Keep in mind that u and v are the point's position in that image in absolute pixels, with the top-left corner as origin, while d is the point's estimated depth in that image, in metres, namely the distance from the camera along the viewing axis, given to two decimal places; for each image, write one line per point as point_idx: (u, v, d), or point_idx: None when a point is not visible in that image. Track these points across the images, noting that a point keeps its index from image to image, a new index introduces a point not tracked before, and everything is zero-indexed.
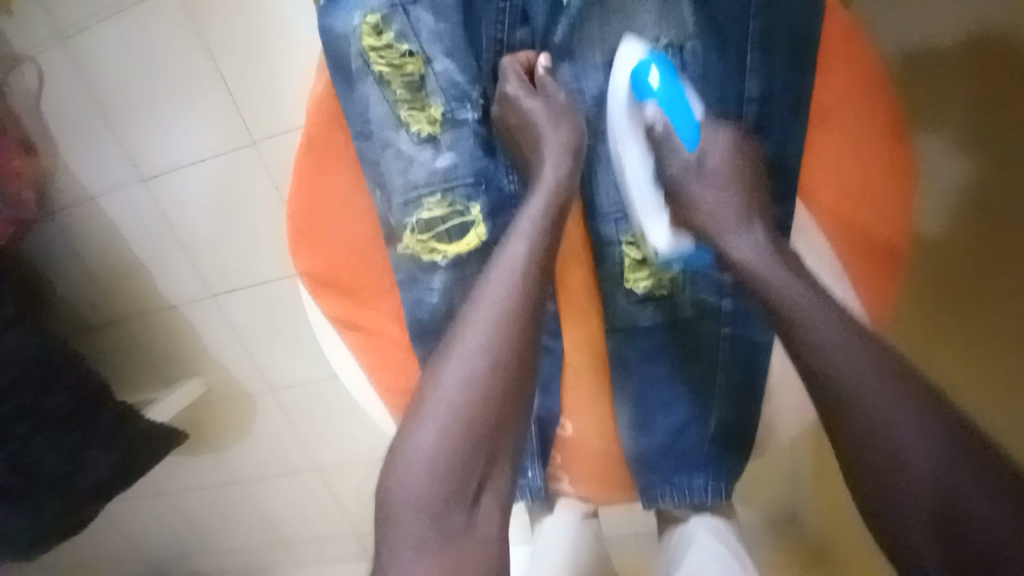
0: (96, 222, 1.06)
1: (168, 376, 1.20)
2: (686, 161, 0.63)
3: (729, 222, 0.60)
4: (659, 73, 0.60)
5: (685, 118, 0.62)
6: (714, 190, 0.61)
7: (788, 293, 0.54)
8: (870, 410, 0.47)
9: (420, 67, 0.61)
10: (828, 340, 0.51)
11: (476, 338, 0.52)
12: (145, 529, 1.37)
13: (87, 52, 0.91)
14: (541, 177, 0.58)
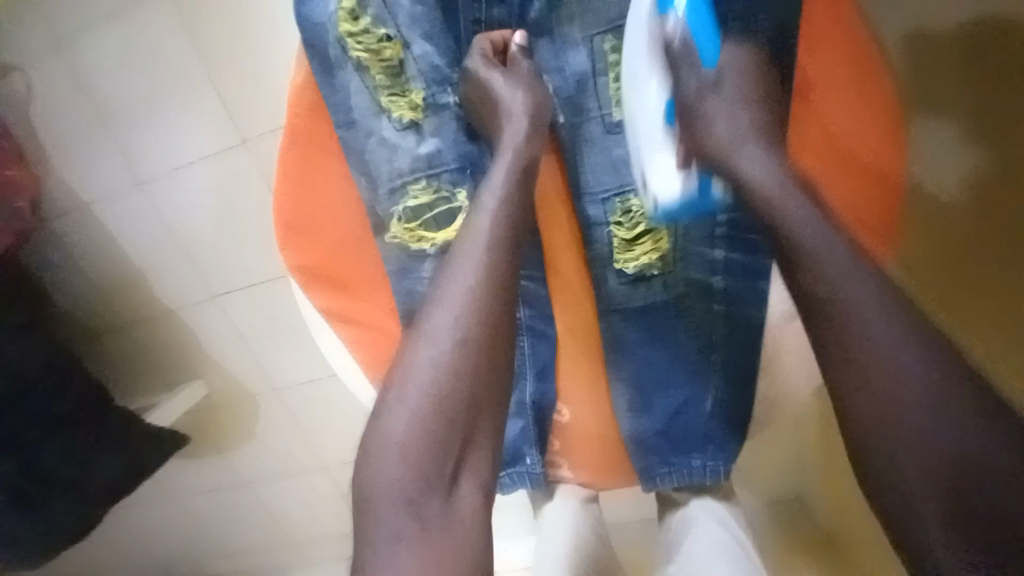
0: (90, 228, 1.06)
1: (170, 379, 1.20)
2: (703, 78, 0.59)
3: (744, 138, 0.56)
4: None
5: (706, 25, 0.59)
6: (727, 110, 0.57)
7: (799, 232, 0.50)
8: (869, 334, 0.45)
9: (399, 51, 0.61)
10: (825, 256, 0.48)
11: (448, 316, 0.51)
12: (155, 534, 1.38)
13: (72, 55, 0.91)
14: (501, 143, 0.58)
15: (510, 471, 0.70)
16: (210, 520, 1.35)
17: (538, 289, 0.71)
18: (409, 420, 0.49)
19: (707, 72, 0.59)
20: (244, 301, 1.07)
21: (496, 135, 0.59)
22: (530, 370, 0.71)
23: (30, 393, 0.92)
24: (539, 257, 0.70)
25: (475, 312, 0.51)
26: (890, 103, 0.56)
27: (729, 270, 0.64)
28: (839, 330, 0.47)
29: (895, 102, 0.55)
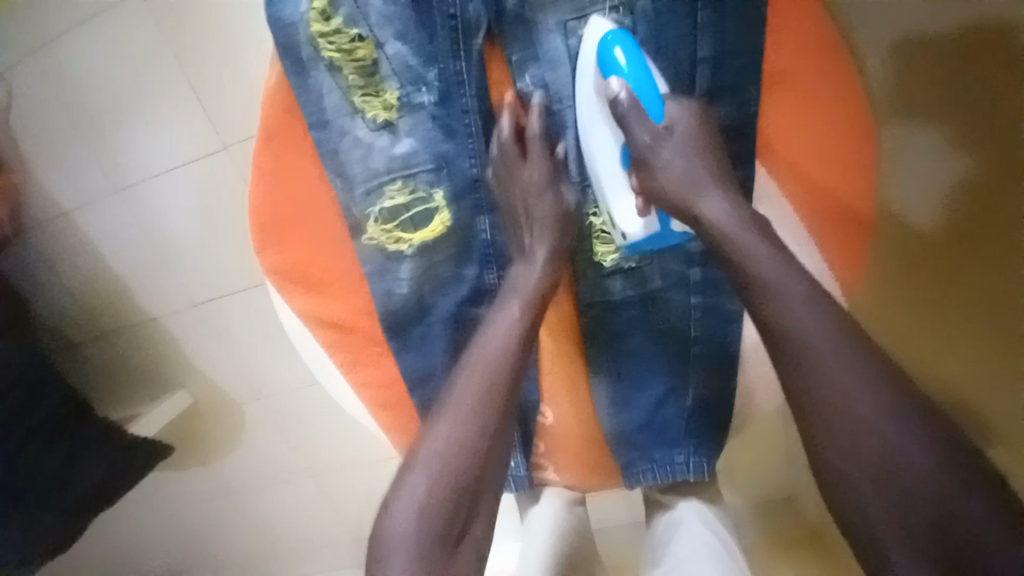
0: (70, 237, 1.05)
1: (153, 389, 1.18)
2: (654, 133, 0.57)
3: (702, 184, 0.56)
4: (615, 38, 0.58)
5: (645, 80, 0.58)
6: (682, 161, 0.57)
7: (769, 283, 0.52)
8: (843, 394, 0.48)
9: (371, 51, 0.60)
10: (796, 310, 0.51)
11: (479, 367, 0.55)
12: (140, 548, 1.35)
13: (49, 62, 0.91)
14: (534, 220, 0.61)
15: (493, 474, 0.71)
16: (197, 532, 1.33)
17: None
18: (427, 486, 0.51)
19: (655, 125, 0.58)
20: (229, 310, 1.06)
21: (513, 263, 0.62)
22: None
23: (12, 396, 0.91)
24: None
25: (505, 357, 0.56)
26: (859, 113, 0.61)
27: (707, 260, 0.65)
28: (815, 388, 0.49)
29: (864, 111, 0.61)
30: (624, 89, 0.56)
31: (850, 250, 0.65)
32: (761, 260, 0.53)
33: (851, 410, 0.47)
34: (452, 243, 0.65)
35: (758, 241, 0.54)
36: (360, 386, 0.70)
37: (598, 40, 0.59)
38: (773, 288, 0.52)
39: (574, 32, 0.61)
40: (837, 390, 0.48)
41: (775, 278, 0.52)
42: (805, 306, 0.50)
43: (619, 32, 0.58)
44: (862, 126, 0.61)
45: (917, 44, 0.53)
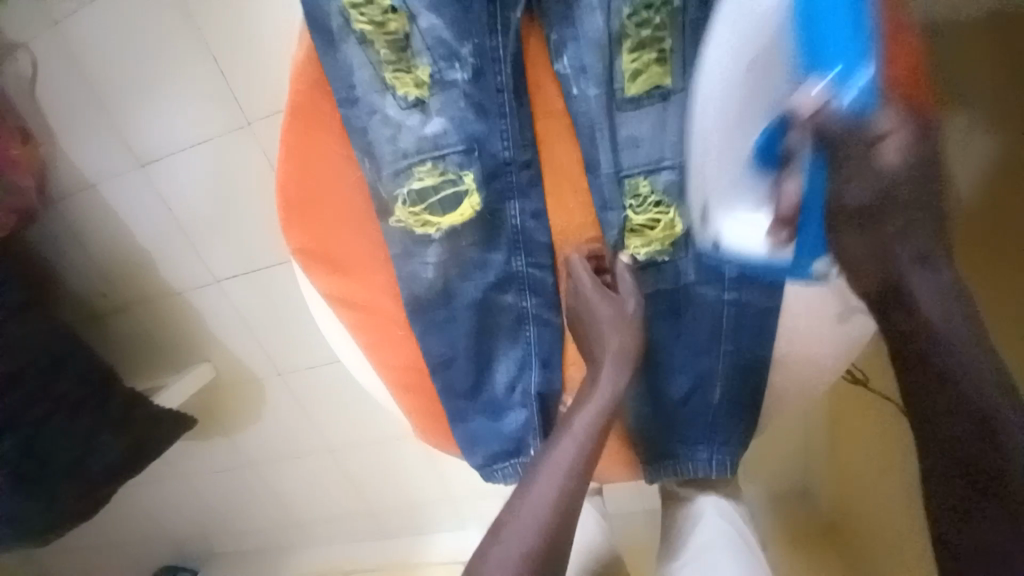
0: (95, 210, 1.06)
1: (176, 362, 1.21)
2: (875, 172, 0.48)
3: (928, 257, 0.48)
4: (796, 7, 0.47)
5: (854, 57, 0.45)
6: (904, 232, 0.48)
7: (937, 344, 0.47)
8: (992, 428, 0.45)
9: (404, 24, 0.58)
10: (953, 338, 0.47)
11: (572, 442, 0.59)
12: (162, 512, 1.40)
13: (71, 31, 0.89)
14: (613, 323, 0.63)
15: (513, 462, 0.70)
16: (216, 500, 1.37)
17: (544, 277, 0.67)
18: (525, 545, 0.54)
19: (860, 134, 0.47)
20: (250, 287, 1.06)
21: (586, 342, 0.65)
22: (536, 360, 0.69)
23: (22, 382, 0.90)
24: (548, 244, 0.66)
25: (592, 429, 0.60)
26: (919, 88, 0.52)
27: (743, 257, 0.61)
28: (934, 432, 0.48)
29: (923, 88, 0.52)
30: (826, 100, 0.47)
31: None
32: (928, 294, 0.48)
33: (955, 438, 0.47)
34: (479, 229, 0.64)
35: (936, 276, 0.48)
36: (383, 368, 0.70)
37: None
38: (931, 319, 0.48)
39: (617, 13, 0.56)
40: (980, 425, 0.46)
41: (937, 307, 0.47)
42: (961, 332, 0.47)
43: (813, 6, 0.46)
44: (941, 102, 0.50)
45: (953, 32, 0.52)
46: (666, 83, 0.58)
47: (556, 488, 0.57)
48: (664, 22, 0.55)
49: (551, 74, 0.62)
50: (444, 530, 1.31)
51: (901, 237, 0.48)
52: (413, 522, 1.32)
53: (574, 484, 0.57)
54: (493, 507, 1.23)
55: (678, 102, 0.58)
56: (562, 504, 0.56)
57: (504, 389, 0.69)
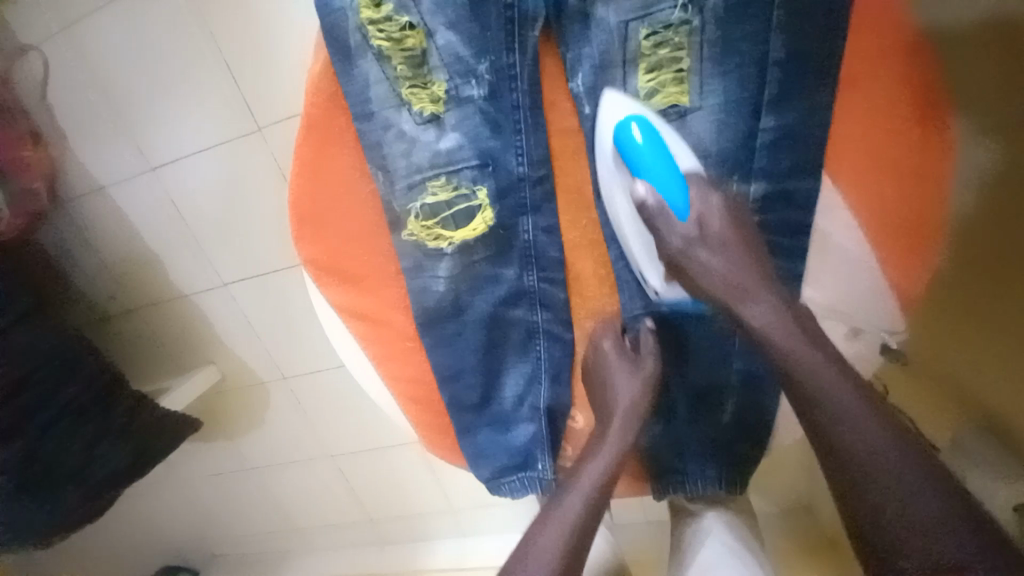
0: (104, 212, 1.06)
1: (182, 364, 1.21)
2: (686, 231, 0.56)
3: (747, 287, 0.55)
4: (643, 129, 0.56)
5: (671, 175, 0.56)
6: (723, 262, 0.55)
7: (804, 369, 0.51)
8: (876, 449, 0.47)
9: (421, 41, 0.58)
10: (836, 389, 0.50)
11: (581, 492, 0.58)
12: (163, 514, 1.40)
13: (88, 37, 0.90)
14: (629, 370, 0.62)
15: (520, 476, 0.69)
16: (217, 502, 1.37)
17: (555, 292, 0.67)
18: None
19: (683, 226, 0.56)
20: (257, 291, 1.06)
21: (598, 391, 0.64)
22: (545, 374, 0.69)
23: (27, 389, 0.89)
24: (560, 260, 0.66)
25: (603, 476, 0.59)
26: (930, 102, 0.53)
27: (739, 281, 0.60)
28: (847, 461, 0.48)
29: (934, 99, 0.52)
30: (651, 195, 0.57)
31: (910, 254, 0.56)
32: (755, 314, 0.54)
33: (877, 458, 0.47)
34: (491, 243, 0.64)
35: (767, 299, 0.54)
36: (390, 380, 0.70)
37: (616, 119, 0.58)
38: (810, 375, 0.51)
39: (634, 35, 0.56)
40: (879, 466, 0.47)
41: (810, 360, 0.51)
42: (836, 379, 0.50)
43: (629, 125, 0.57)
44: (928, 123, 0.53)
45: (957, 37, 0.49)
46: (682, 101, 0.57)
47: (564, 535, 0.55)
48: (681, 42, 0.55)
49: (566, 92, 0.61)
50: (446, 538, 1.30)
51: (742, 271, 0.55)
52: (413, 529, 1.31)
53: (581, 533, 0.56)
54: (495, 515, 1.22)
55: (694, 122, 0.58)
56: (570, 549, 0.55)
57: (512, 403, 0.69)
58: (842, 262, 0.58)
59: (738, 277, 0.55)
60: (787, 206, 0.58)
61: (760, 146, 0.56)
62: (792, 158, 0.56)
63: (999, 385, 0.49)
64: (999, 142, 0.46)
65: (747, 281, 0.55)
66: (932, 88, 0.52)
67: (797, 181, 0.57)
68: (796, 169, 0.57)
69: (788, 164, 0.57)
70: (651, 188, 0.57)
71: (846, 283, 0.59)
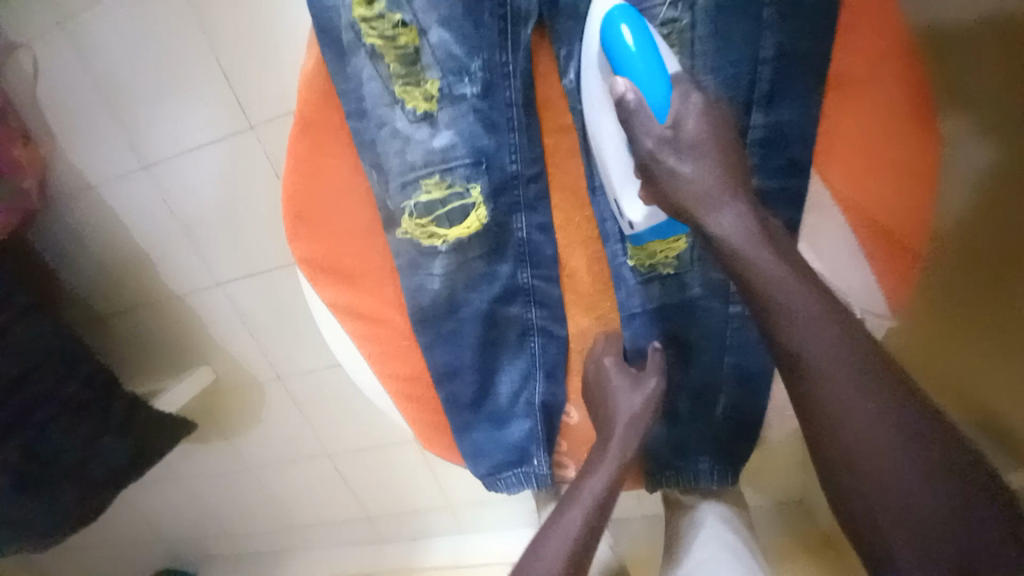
0: (96, 211, 1.05)
1: (176, 364, 1.20)
2: (660, 130, 0.52)
3: (716, 195, 0.51)
4: (633, 34, 0.53)
5: (655, 76, 0.53)
6: (695, 167, 0.52)
7: (788, 312, 0.49)
8: (853, 396, 0.47)
9: (414, 39, 0.58)
10: (836, 373, 0.47)
11: (581, 507, 0.57)
12: (159, 514, 1.40)
13: (79, 35, 0.89)
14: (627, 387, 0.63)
15: (516, 471, 0.71)
16: (213, 503, 1.37)
17: (550, 289, 0.67)
18: None
19: (659, 124, 0.53)
20: (252, 290, 1.06)
21: (600, 408, 0.64)
22: (540, 370, 0.69)
23: (25, 386, 0.90)
24: (555, 257, 0.66)
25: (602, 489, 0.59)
26: (921, 111, 0.53)
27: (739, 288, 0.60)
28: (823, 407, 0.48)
29: (926, 109, 0.53)
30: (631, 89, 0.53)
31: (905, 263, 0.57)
32: (723, 224, 0.51)
33: (857, 408, 0.46)
34: (486, 241, 0.64)
35: (737, 211, 0.51)
36: (386, 378, 0.70)
37: (605, 17, 0.55)
38: (810, 362, 0.48)
39: None
40: (878, 459, 0.46)
41: (811, 343, 0.48)
42: (839, 369, 0.47)
43: (623, 19, 0.54)
44: (922, 129, 0.53)
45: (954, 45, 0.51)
46: None
47: (566, 546, 0.55)
48: (672, 41, 0.56)
49: (559, 89, 0.62)
50: (442, 536, 1.30)
51: (712, 176, 0.51)
52: (410, 527, 1.32)
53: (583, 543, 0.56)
54: (492, 512, 1.23)
55: None
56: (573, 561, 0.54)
57: (507, 400, 0.70)
58: (837, 261, 0.58)
59: (713, 187, 0.51)
60: (780, 203, 0.58)
61: (751, 143, 0.57)
62: (785, 156, 0.57)
63: (998, 384, 0.53)
64: (997, 147, 0.49)
65: (720, 193, 0.51)
66: (925, 98, 0.53)
67: (791, 178, 0.57)
68: (788, 167, 0.57)
69: (779, 161, 0.57)
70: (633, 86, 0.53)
71: (842, 280, 0.58)
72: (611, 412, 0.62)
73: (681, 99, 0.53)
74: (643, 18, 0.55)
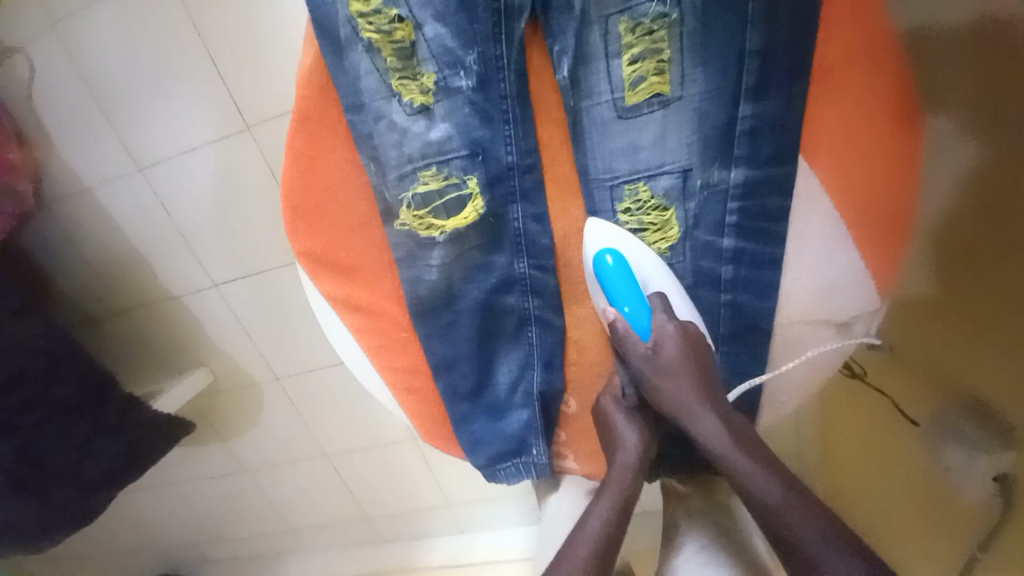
0: (93, 214, 1.06)
1: (174, 366, 1.21)
2: (644, 350, 0.58)
3: (691, 407, 0.55)
4: (616, 257, 0.61)
5: (638, 302, 0.60)
6: (674, 380, 0.57)
7: (717, 454, 0.52)
8: (786, 521, 0.47)
9: (410, 33, 0.59)
10: (786, 510, 0.48)
11: (595, 524, 0.57)
12: (157, 518, 1.40)
13: (75, 38, 0.90)
14: (616, 421, 0.63)
15: (515, 462, 0.71)
16: (211, 506, 1.37)
17: (546, 279, 0.68)
18: None
19: (643, 344, 0.59)
20: (249, 291, 1.07)
21: (606, 439, 0.64)
22: (538, 360, 0.70)
23: (21, 387, 0.90)
24: (550, 247, 0.67)
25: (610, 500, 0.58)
26: (902, 111, 0.55)
27: (737, 281, 0.62)
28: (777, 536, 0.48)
29: (905, 108, 0.55)
30: (617, 317, 0.60)
31: (887, 254, 0.58)
32: (701, 430, 0.54)
33: (796, 531, 0.47)
34: (484, 232, 0.66)
35: (711, 415, 0.54)
36: (385, 371, 0.71)
37: (594, 248, 0.62)
38: (759, 497, 0.49)
39: (615, 27, 0.58)
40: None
41: (762, 488, 0.49)
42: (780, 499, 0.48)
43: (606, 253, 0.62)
44: (902, 129, 0.56)
45: (931, 41, 0.56)
46: (665, 90, 0.59)
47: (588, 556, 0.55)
48: (662, 33, 0.57)
49: (553, 83, 0.63)
50: (442, 536, 1.31)
51: (685, 388, 0.56)
52: (408, 527, 1.32)
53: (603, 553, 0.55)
54: (492, 510, 1.24)
55: (677, 110, 0.59)
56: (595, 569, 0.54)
57: (505, 390, 0.71)
58: (826, 247, 0.59)
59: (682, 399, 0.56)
60: (768, 192, 0.59)
61: (739, 133, 0.58)
62: (773, 148, 0.58)
63: (986, 373, 0.56)
64: (977, 141, 0.52)
65: (692, 401, 0.55)
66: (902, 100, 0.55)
67: (778, 168, 0.58)
68: (773, 157, 0.58)
69: (770, 148, 0.58)
70: (620, 310, 0.61)
71: (831, 267, 0.59)
72: (615, 437, 0.63)
73: (663, 327, 0.59)
74: (623, 252, 0.62)
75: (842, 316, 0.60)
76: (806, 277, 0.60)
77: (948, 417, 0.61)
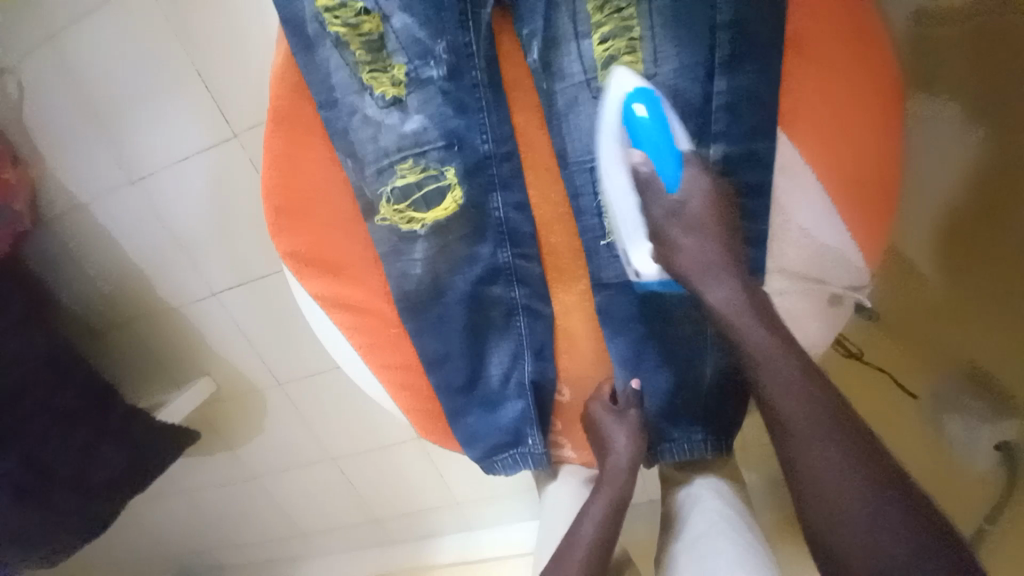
0: (88, 229, 1.06)
1: (177, 376, 1.21)
2: (669, 203, 0.60)
3: (713, 267, 0.58)
4: (648, 105, 0.58)
5: (667, 152, 0.59)
6: (693, 239, 0.59)
7: (727, 318, 0.57)
8: (778, 379, 0.52)
9: (378, 25, 0.60)
10: (776, 370, 0.53)
11: (590, 526, 0.60)
12: (170, 527, 1.41)
13: (58, 53, 0.91)
14: (609, 421, 0.66)
15: (511, 453, 0.71)
16: (222, 514, 1.38)
17: (531, 267, 0.69)
18: None
19: (670, 197, 0.60)
20: (246, 298, 1.07)
21: (598, 446, 0.66)
22: (528, 349, 0.70)
23: (26, 396, 0.91)
24: (533, 234, 0.68)
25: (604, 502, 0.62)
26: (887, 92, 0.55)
27: None
28: (763, 395, 0.53)
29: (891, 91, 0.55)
30: (644, 162, 0.60)
31: (874, 221, 0.57)
32: (716, 295, 0.58)
33: (780, 385, 0.52)
34: (466, 222, 0.66)
35: (727, 283, 0.58)
36: (378, 369, 0.70)
37: (627, 92, 0.58)
38: (756, 358, 0.54)
39: (580, 8, 0.59)
40: (807, 438, 0.50)
41: (759, 345, 0.54)
42: (818, 443, 0.49)
43: (641, 95, 0.58)
44: (888, 104, 0.55)
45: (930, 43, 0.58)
46: (637, 68, 0.58)
47: (583, 555, 0.58)
48: (628, 12, 0.57)
49: (526, 71, 0.63)
50: (453, 534, 1.30)
51: (711, 256, 0.59)
52: (419, 527, 1.32)
53: (599, 551, 0.59)
54: (500, 506, 1.23)
55: (652, 88, 0.59)
56: (591, 561, 0.58)
57: (498, 381, 0.71)
58: (812, 220, 0.58)
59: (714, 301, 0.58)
60: (749, 167, 0.59)
61: (715, 108, 0.58)
62: (752, 120, 0.57)
63: (992, 347, 0.62)
64: (983, 144, 0.59)
65: (714, 261, 0.58)
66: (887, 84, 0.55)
67: (756, 141, 0.58)
68: (751, 131, 0.57)
69: (745, 120, 0.57)
70: (647, 153, 0.60)
71: (819, 240, 0.58)
72: (607, 442, 0.65)
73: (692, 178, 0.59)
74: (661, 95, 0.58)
75: (835, 292, 0.59)
76: (792, 251, 0.59)
77: (945, 390, 0.68)
